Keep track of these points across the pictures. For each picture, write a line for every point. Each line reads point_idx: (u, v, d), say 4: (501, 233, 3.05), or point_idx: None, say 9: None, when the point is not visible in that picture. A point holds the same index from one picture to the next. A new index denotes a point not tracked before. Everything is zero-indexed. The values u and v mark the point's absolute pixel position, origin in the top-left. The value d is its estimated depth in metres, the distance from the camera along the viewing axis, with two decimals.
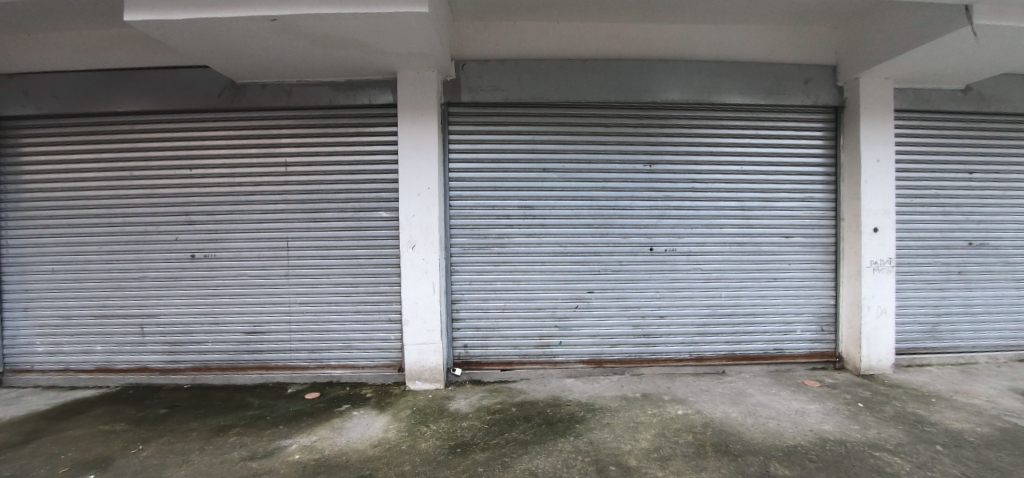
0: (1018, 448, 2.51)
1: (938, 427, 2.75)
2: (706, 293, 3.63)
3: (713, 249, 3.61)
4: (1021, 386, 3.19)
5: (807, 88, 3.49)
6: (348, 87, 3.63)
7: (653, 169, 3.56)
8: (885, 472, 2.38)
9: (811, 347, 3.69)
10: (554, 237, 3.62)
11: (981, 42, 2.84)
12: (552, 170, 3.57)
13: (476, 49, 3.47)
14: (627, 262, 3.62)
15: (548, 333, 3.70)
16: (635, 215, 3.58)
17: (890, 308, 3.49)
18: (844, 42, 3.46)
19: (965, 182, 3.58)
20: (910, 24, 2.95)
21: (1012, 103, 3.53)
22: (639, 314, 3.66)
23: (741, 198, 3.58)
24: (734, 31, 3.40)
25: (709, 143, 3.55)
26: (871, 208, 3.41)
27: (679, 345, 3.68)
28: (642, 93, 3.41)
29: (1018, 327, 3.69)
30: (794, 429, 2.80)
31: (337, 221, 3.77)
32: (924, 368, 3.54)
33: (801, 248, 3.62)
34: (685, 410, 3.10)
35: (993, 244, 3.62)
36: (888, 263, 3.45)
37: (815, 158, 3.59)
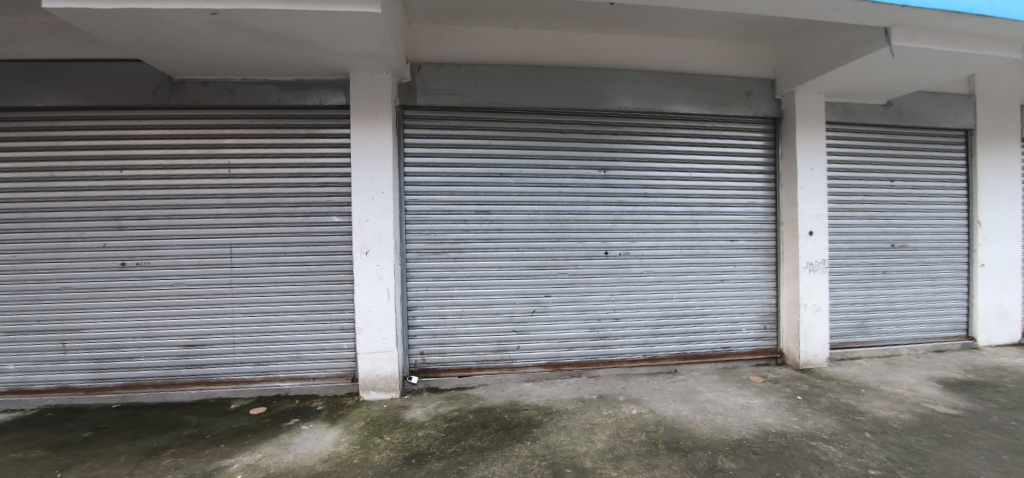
0: (935, 432, 2.73)
1: (867, 415, 2.95)
2: (658, 294, 3.74)
3: (664, 252, 3.73)
4: (937, 375, 3.48)
5: (749, 100, 3.68)
6: (298, 87, 3.51)
7: (607, 174, 3.65)
8: (821, 461, 2.51)
9: (756, 345, 3.87)
10: (512, 241, 3.62)
11: (898, 62, 3.10)
12: (509, 174, 3.59)
13: (432, 53, 3.45)
14: (583, 265, 3.68)
15: (506, 337, 3.68)
16: (590, 219, 3.65)
17: (824, 306, 3.72)
18: (780, 57, 3.69)
19: (888, 189, 3.90)
20: (838, 43, 3.19)
21: (925, 117, 3.88)
22: (595, 317, 3.71)
23: (690, 203, 3.73)
24: (682, 44, 3.57)
25: (659, 150, 3.68)
26: (807, 213, 3.65)
27: (633, 346, 3.76)
28: (596, 100, 3.49)
29: (934, 321, 4.04)
30: (740, 424, 2.91)
31: (286, 226, 3.61)
32: (855, 361, 3.80)
33: (745, 251, 3.81)
34: (639, 410, 3.16)
35: (912, 245, 3.96)
36: (822, 264, 3.69)
37: (757, 166, 3.81)
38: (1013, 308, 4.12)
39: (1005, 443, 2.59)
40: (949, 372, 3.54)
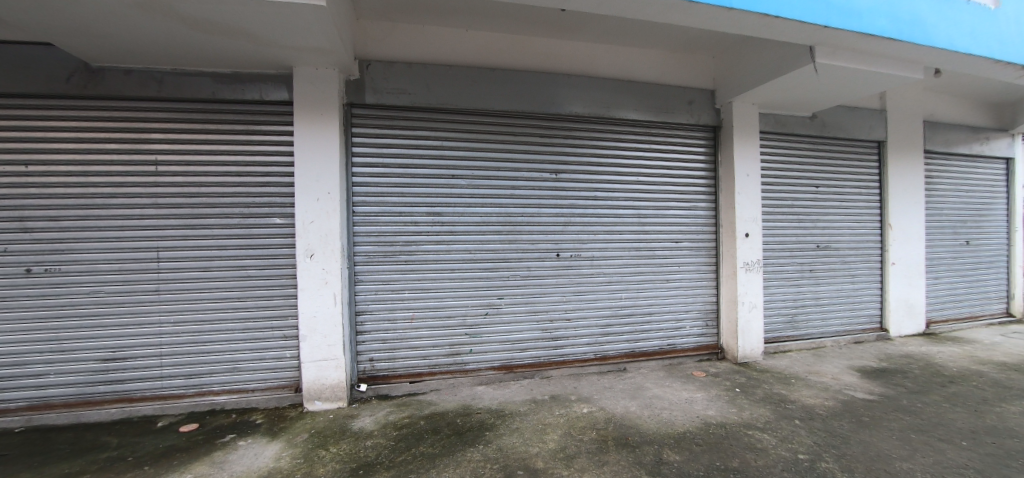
0: (854, 417, 2.97)
1: (796, 403, 3.16)
2: (608, 295, 3.83)
3: (614, 254, 3.83)
4: (856, 364, 3.80)
5: (691, 109, 3.88)
6: (236, 80, 3.31)
7: (559, 177, 3.71)
8: (756, 449, 2.66)
9: (699, 341, 4.05)
10: (464, 244, 3.59)
11: (821, 78, 3.37)
12: (461, 176, 3.56)
13: (381, 51, 3.36)
14: (535, 267, 3.70)
15: (458, 341, 3.63)
16: (542, 221, 3.69)
17: (759, 303, 3.97)
18: (719, 69, 3.92)
19: (814, 194, 4.23)
20: (769, 58, 3.43)
21: (845, 129, 4.25)
22: (547, 318, 3.74)
23: (638, 206, 3.86)
24: (629, 53, 3.71)
25: (609, 155, 3.79)
26: (743, 216, 3.88)
27: (584, 346, 3.82)
28: (547, 104, 3.54)
29: (853, 315, 4.41)
30: (684, 417, 3.03)
31: (222, 228, 3.38)
32: (787, 354, 4.07)
33: (688, 252, 3.99)
34: (589, 408, 3.21)
35: (835, 246, 4.31)
36: (757, 264, 3.93)
37: (699, 171, 4.01)
38: (919, 302, 4.58)
39: (911, 423, 2.87)
40: (866, 361, 3.88)
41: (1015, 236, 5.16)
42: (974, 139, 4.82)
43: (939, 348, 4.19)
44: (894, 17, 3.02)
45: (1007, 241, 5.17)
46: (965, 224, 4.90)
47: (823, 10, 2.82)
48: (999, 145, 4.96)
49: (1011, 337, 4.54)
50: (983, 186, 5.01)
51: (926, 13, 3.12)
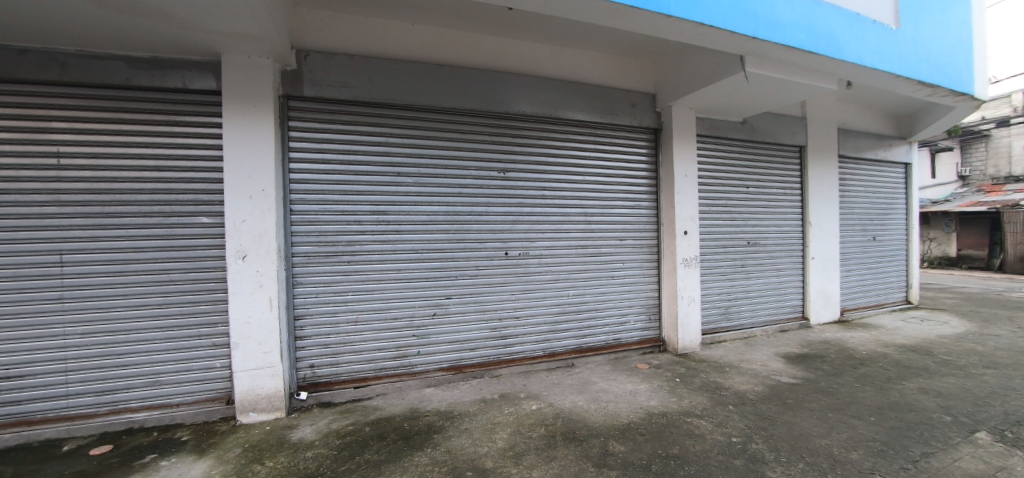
0: (780, 400, 3.20)
1: (730, 390, 3.36)
2: (556, 292, 3.89)
3: (561, 252, 3.89)
4: (781, 351, 4.11)
5: (634, 111, 4.03)
6: (154, 65, 3.02)
7: (507, 176, 3.71)
8: (694, 435, 2.79)
9: (643, 334, 4.21)
10: (411, 243, 3.50)
11: (750, 86, 3.62)
12: (407, 173, 3.47)
13: (320, 41, 3.21)
14: (483, 266, 3.68)
15: (405, 343, 3.53)
16: (490, 220, 3.68)
17: (697, 296, 4.18)
18: (659, 74, 4.09)
19: (745, 194, 4.53)
20: (705, 66, 3.63)
21: (772, 134, 4.59)
22: (496, 317, 3.73)
23: (584, 205, 3.95)
24: (574, 55, 3.79)
25: (556, 154, 3.85)
26: (682, 215, 4.08)
27: (533, 344, 3.85)
28: (494, 103, 3.54)
29: (779, 306, 4.77)
30: (628, 409, 3.12)
31: (139, 228, 3.08)
32: (721, 344, 4.32)
33: (632, 249, 4.14)
34: (538, 405, 3.23)
35: (764, 243, 4.64)
36: (695, 260, 4.15)
37: (642, 172, 4.17)
38: (836, 293, 5.04)
39: (828, 403, 3.14)
40: (790, 347, 4.21)
41: (912, 232, 5.82)
42: (880, 145, 5.37)
43: (851, 334, 4.63)
44: (812, 32, 3.30)
45: (906, 237, 5.83)
46: (872, 222, 5.45)
47: (750, 22, 3.03)
48: (898, 151, 5.57)
49: (910, 321, 5.12)
50: (886, 187, 5.60)
51: (839, 29, 3.43)
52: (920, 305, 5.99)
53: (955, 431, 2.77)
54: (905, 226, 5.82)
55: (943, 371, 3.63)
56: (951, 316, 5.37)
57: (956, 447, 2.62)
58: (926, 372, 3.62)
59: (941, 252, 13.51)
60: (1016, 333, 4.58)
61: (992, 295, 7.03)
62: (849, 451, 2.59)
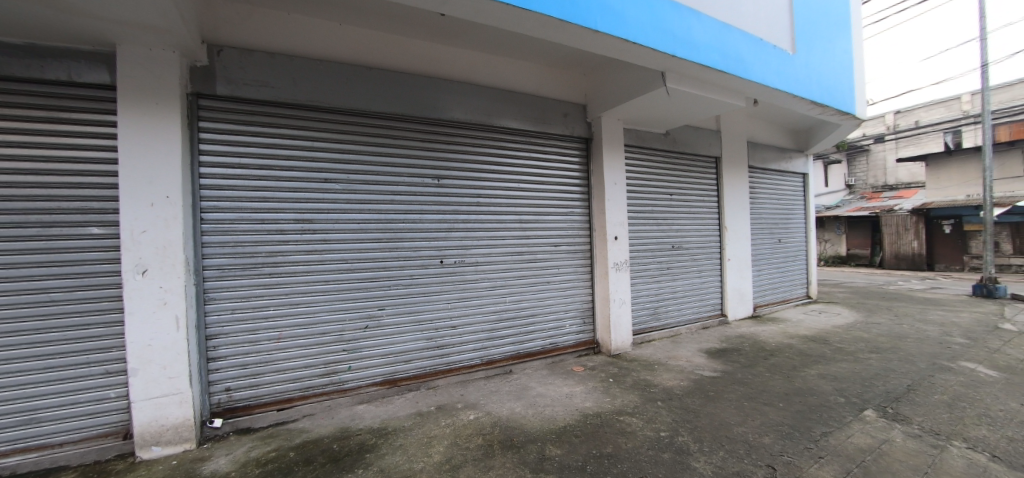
0: (703, 393, 3.40)
1: (658, 386, 3.53)
2: (493, 300, 3.88)
3: (497, 259, 3.90)
4: (704, 347, 4.40)
5: (566, 121, 4.17)
6: (31, 54, 2.64)
7: (442, 183, 3.67)
8: (626, 432, 2.88)
9: (578, 337, 4.32)
10: (340, 252, 3.33)
11: (671, 100, 3.87)
12: (335, 180, 3.32)
13: (236, 37, 3.00)
14: (418, 275, 3.59)
15: (334, 358, 3.34)
16: (425, 228, 3.60)
17: (627, 299, 4.38)
18: (589, 86, 4.28)
19: (670, 201, 4.85)
20: (630, 80, 3.84)
21: (692, 145, 4.96)
22: (431, 327, 3.64)
23: (519, 212, 4.00)
24: (508, 64, 3.86)
25: (490, 162, 3.87)
26: (613, 220, 4.27)
27: (471, 352, 3.80)
28: (427, 108, 3.51)
29: (702, 305, 5.13)
30: (564, 412, 3.17)
31: (10, 241, 2.65)
32: (651, 342, 4.55)
33: (567, 254, 4.25)
34: (476, 414, 3.18)
35: (688, 246, 4.98)
36: (625, 264, 4.35)
37: (575, 180, 4.32)
38: (750, 291, 5.52)
39: (744, 393, 3.39)
40: (711, 343, 4.52)
41: (811, 235, 6.54)
42: (783, 157, 6.01)
43: (764, 328, 5.08)
44: (723, 53, 3.61)
45: (806, 239, 6.53)
46: (779, 226, 6.05)
47: (669, 41, 3.26)
48: (798, 163, 6.26)
49: (811, 314, 5.72)
50: (789, 195, 6.26)
51: (746, 52, 3.79)
52: (820, 299, 6.72)
53: (848, 410, 3.10)
54: (805, 229, 6.53)
55: (837, 357, 4.08)
56: (844, 308, 6.09)
57: (849, 424, 2.94)
58: (824, 358, 4.04)
59: (836, 252, 15.25)
60: (894, 321, 5.29)
61: (876, 288, 8.07)
62: (762, 436, 2.80)
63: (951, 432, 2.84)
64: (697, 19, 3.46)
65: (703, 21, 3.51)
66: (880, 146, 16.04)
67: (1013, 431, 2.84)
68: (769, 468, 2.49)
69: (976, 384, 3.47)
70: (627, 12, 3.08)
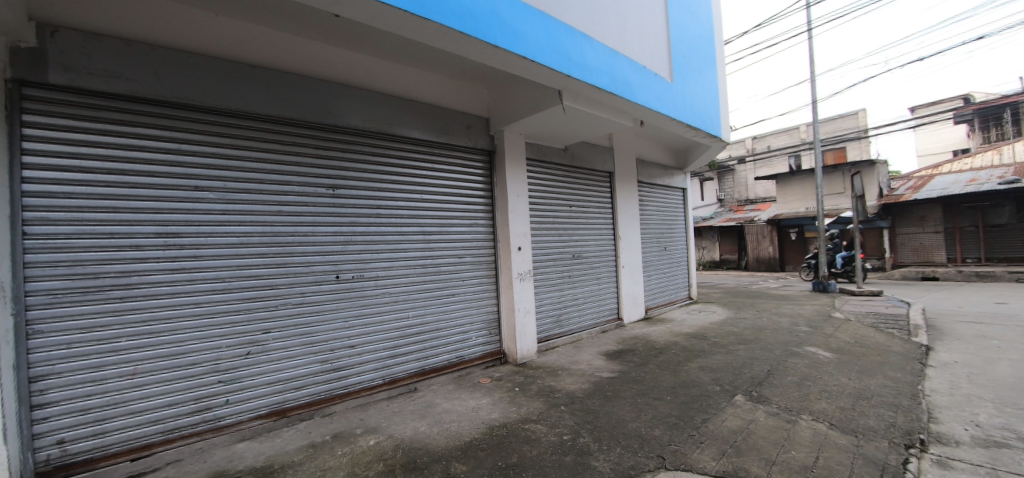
0: (602, 393, 3.59)
1: (561, 391, 3.65)
2: (395, 315, 3.74)
3: (399, 272, 3.78)
4: (602, 350, 4.68)
5: (469, 133, 4.25)
6: None
7: (336, 193, 3.49)
8: (531, 440, 2.91)
9: (484, 349, 4.33)
10: (214, 270, 2.97)
11: (568, 117, 4.12)
12: (208, 188, 2.97)
13: (79, 18, 2.56)
14: (310, 293, 3.33)
15: (208, 392, 2.93)
16: (318, 241, 3.37)
17: (531, 308, 4.52)
18: (492, 101, 4.41)
19: (570, 213, 5.15)
20: (529, 96, 4.02)
21: (590, 161, 5.34)
22: (326, 348, 3.39)
23: (422, 224, 3.95)
24: (409, 73, 3.83)
25: (390, 172, 3.79)
26: (516, 232, 4.41)
27: (371, 373, 3.60)
28: (320, 114, 3.33)
29: (602, 310, 5.48)
30: (469, 426, 3.11)
31: None
32: (555, 349, 4.71)
33: (472, 266, 4.28)
34: (377, 439, 2.98)
35: (588, 255, 5.31)
36: (528, 274, 4.51)
37: (479, 192, 4.40)
38: (642, 295, 6.04)
39: (638, 390, 3.64)
40: (609, 345, 4.83)
41: (691, 243, 7.40)
42: (667, 174, 6.76)
43: (655, 328, 5.55)
44: (612, 77, 3.96)
45: (688, 247, 7.38)
46: (665, 236, 6.75)
47: (564, 62, 3.48)
48: (678, 180, 7.09)
49: (693, 313, 6.43)
50: (673, 209, 7.02)
51: (632, 78, 4.20)
52: (700, 300, 7.59)
53: (722, 397, 3.48)
54: (686, 238, 7.37)
55: (714, 350, 4.60)
56: (719, 306, 6.94)
57: (724, 410, 3.30)
58: (703, 352, 4.52)
59: (712, 256, 17.10)
60: (756, 315, 6.16)
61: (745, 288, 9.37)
62: (653, 429, 3.03)
63: (800, 407, 3.34)
64: (589, 45, 3.76)
65: (595, 47, 3.82)
66: (746, 165, 19.02)
67: (842, 402, 3.43)
68: (659, 459, 2.67)
69: (815, 364, 4.15)
70: (525, 31, 3.24)
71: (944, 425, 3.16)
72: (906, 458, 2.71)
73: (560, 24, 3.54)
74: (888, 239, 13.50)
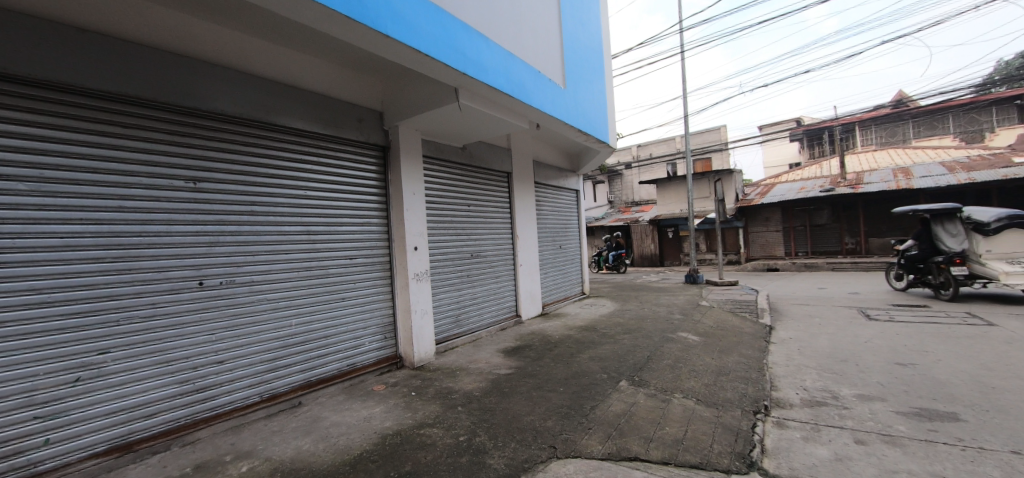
0: (498, 390, 3.65)
1: (458, 392, 3.62)
2: (274, 324, 3.38)
3: (279, 276, 3.43)
4: (500, 347, 4.76)
5: (360, 126, 4.05)
6: None
7: (198, 187, 3.03)
8: (426, 445, 2.83)
9: (378, 354, 4.14)
10: (24, 280, 2.37)
11: (466, 116, 4.11)
12: (13, 176, 2.37)
13: None
14: (163, 303, 2.84)
15: (17, 433, 2.32)
16: (173, 242, 2.89)
17: (429, 309, 4.43)
18: (386, 94, 4.24)
19: (469, 212, 5.18)
20: (425, 92, 3.92)
21: (488, 162, 5.43)
22: (186, 366, 2.92)
23: (306, 222, 3.63)
24: (291, 56, 3.48)
25: (268, 165, 3.42)
26: (411, 231, 4.30)
27: (245, 390, 3.20)
28: (178, 95, 2.89)
29: (501, 308, 5.59)
30: (359, 438, 2.92)
31: None
32: (454, 349, 4.68)
33: (364, 267, 4.06)
34: (250, 464, 2.64)
35: (486, 255, 5.38)
36: (425, 274, 4.42)
37: (371, 189, 4.20)
38: (538, 292, 6.29)
39: (533, 384, 3.77)
40: (507, 342, 4.94)
41: (584, 241, 7.94)
42: (561, 177, 7.17)
43: (551, 323, 5.81)
44: (508, 79, 4.04)
45: (581, 245, 7.90)
46: (560, 235, 7.14)
47: (459, 59, 3.45)
48: (572, 181, 7.55)
49: (584, 307, 6.88)
50: (567, 209, 7.46)
51: (527, 81, 4.35)
52: (592, 294, 8.16)
53: (609, 384, 3.75)
54: (580, 238, 7.90)
55: (602, 340, 4.96)
56: (608, 299, 7.54)
57: (610, 395, 3.56)
58: (593, 343, 4.85)
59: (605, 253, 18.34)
60: (639, 306, 6.81)
61: (631, 282, 10.32)
62: (546, 420, 3.14)
63: (673, 387, 3.74)
64: (485, 45, 3.79)
65: (491, 47, 3.87)
66: (633, 171, 21.09)
67: (706, 379, 3.93)
68: (551, 449, 2.78)
69: (685, 348, 4.70)
70: (418, 23, 3.13)
71: (782, 391, 3.79)
72: (754, 422, 3.19)
73: (456, 21, 3.50)
74: (742, 236, 15.85)
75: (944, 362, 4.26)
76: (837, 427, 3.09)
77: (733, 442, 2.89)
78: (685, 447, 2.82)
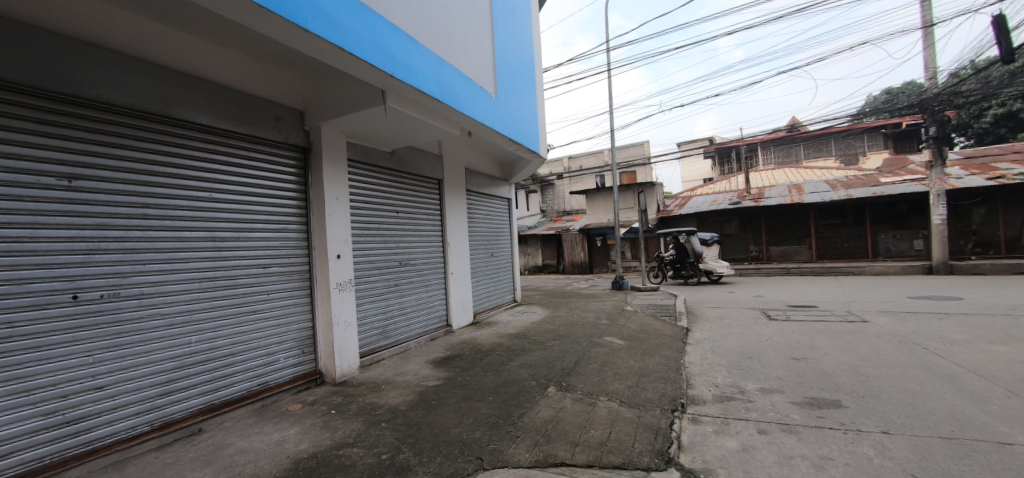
0: (426, 403, 3.55)
1: (383, 408, 3.47)
2: (169, 342, 3.00)
3: (176, 288, 3.06)
4: (429, 358, 4.64)
5: (277, 125, 3.78)
6: None
7: (74, 185, 2.64)
8: (345, 467, 2.65)
9: (294, 371, 3.85)
10: None
11: (394, 119, 3.99)
12: None
13: None
14: (21, 323, 2.39)
15: None
16: (36, 250, 2.46)
17: (353, 320, 4.23)
18: (307, 92, 4.00)
19: (398, 219, 5.04)
20: (350, 93, 3.75)
21: (418, 168, 5.34)
22: (53, 396, 2.47)
23: (211, 228, 3.30)
24: (197, 44, 3.14)
25: (164, 162, 3.05)
26: (334, 238, 4.08)
27: (131, 419, 2.80)
28: (48, 77, 2.49)
29: (431, 318, 5.47)
30: (269, 465, 2.66)
31: None
32: (380, 362, 4.48)
33: (279, 277, 3.77)
34: None
35: (416, 263, 5.26)
36: (349, 284, 4.22)
37: (289, 193, 3.92)
38: (470, 300, 6.26)
39: (462, 394, 3.72)
40: (437, 353, 4.83)
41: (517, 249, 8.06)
42: (494, 185, 7.25)
43: (482, 331, 5.81)
44: (438, 84, 4.01)
45: (514, 253, 8.02)
46: (493, 243, 7.19)
47: (386, 61, 3.35)
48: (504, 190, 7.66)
49: (516, 314, 6.97)
50: (500, 217, 7.54)
51: (458, 87, 4.34)
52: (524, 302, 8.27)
53: (538, 391, 3.81)
54: (512, 245, 8.01)
55: (532, 347, 5.05)
56: (540, 306, 7.70)
57: (539, 402, 3.61)
58: (522, 351, 4.92)
59: (540, 260, 18.76)
60: (569, 313, 7.03)
61: (563, 288, 10.63)
62: (473, 431, 3.11)
63: (598, 390, 3.89)
64: (414, 49, 3.73)
65: (421, 52, 3.82)
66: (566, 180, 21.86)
67: (629, 381, 4.14)
68: (478, 460, 2.75)
69: (610, 351, 4.94)
70: (342, 20, 2.99)
71: (696, 389, 4.10)
72: (671, 420, 3.41)
73: (383, 21, 3.40)
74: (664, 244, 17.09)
75: (829, 355, 4.87)
76: (743, 420, 3.40)
77: (652, 440, 3.06)
78: (609, 447, 2.94)
